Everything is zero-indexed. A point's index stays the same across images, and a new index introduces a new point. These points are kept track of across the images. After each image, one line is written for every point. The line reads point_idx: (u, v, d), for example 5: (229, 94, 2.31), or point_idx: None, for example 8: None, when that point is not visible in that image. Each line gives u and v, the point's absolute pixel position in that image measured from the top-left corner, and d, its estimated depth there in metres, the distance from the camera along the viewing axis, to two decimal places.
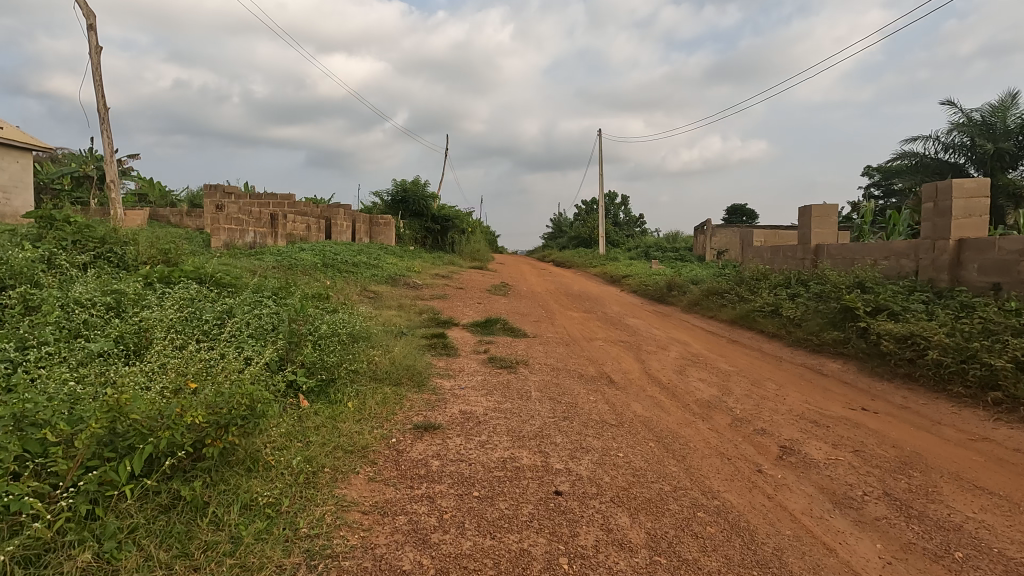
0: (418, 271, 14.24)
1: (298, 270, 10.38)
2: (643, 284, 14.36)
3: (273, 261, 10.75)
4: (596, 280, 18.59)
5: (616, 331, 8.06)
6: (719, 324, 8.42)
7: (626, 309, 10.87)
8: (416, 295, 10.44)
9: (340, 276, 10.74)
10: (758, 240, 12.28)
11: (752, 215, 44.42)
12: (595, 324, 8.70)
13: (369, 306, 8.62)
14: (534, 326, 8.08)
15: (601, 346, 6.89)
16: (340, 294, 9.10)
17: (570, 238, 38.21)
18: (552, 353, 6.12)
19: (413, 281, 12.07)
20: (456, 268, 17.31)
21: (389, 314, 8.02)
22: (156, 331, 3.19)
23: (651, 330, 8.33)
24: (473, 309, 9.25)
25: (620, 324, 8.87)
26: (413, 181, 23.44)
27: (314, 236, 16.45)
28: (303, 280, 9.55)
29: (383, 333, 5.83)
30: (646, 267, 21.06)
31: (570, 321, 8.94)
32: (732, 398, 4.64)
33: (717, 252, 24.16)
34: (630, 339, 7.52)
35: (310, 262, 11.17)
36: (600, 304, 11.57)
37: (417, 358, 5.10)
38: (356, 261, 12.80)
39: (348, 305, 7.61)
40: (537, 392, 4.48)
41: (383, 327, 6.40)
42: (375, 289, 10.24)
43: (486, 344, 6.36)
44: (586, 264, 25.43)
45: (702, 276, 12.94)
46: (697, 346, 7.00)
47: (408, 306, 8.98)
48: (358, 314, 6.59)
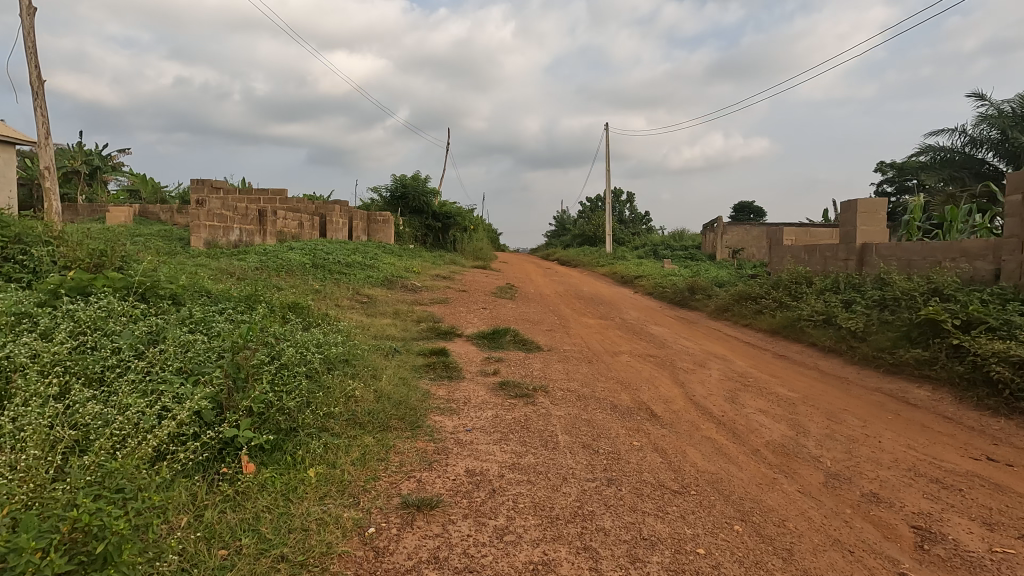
0: (417, 272, 13.24)
1: (283, 271, 9.39)
2: (659, 286, 13.35)
3: (257, 261, 9.76)
4: (606, 281, 17.58)
5: (641, 343, 7.05)
6: (758, 334, 7.40)
7: (646, 315, 9.86)
8: (415, 299, 9.45)
9: (330, 278, 9.75)
10: (789, 239, 11.23)
11: (759, 213, 43.27)
12: (616, 334, 7.68)
13: (362, 313, 7.64)
14: (548, 337, 7.08)
15: (629, 363, 5.88)
16: (329, 300, 8.09)
17: (574, 236, 37.18)
18: (574, 374, 5.12)
19: (411, 283, 11.07)
20: (458, 268, 16.33)
21: (382, 324, 7.02)
22: (24, 376, 2.23)
23: (681, 341, 7.31)
24: (478, 316, 8.26)
25: (645, 333, 7.85)
26: (413, 176, 22.43)
27: (308, 234, 15.47)
28: (288, 284, 8.54)
29: (372, 352, 4.81)
30: (658, 266, 20.03)
31: (587, 329, 7.93)
32: (813, 442, 3.63)
33: (730, 251, 23.12)
34: (659, 353, 6.52)
35: (298, 262, 10.18)
36: (617, 309, 10.56)
37: (410, 387, 4.10)
38: (350, 261, 11.80)
39: (334, 316, 6.61)
40: (565, 435, 3.48)
41: (374, 343, 5.37)
42: (369, 292, 9.25)
43: (494, 362, 5.35)
44: (593, 264, 24.43)
45: (726, 278, 11.91)
46: (741, 363, 5.99)
47: (405, 313, 7.96)
48: (346, 328, 5.58)
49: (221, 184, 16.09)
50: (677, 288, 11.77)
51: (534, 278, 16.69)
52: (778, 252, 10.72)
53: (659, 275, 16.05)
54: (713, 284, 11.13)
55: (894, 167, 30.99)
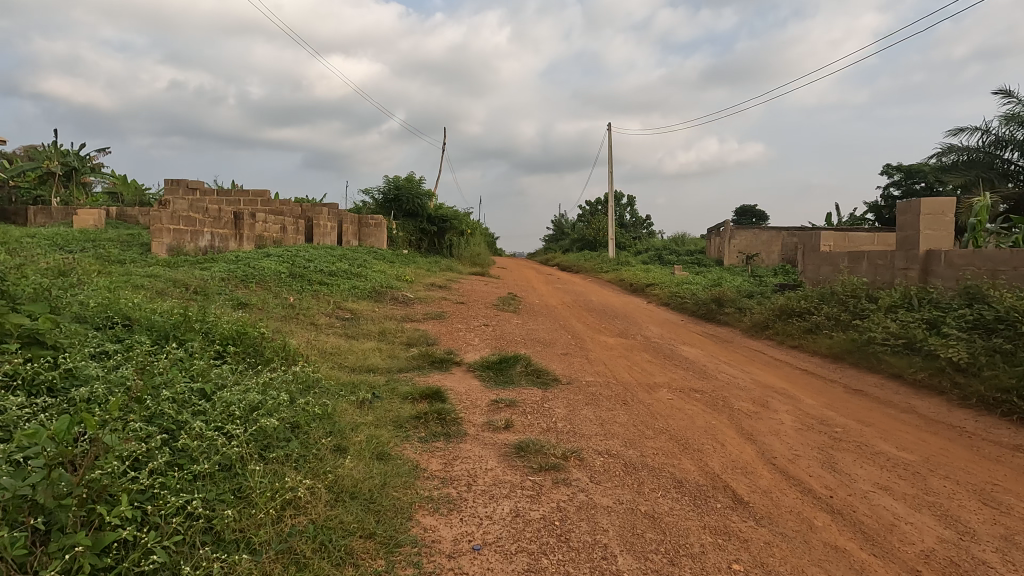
0: (410, 281, 11.97)
1: (253, 282, 8.13)
2: (676, 295, 12.15)
3: (223, 270, 8.50)
4: (614, 289, 16.33)
5: (679, 372, 5.82)
6: (816, 360, 6.17)
7: (670, 332, 8.62)
8: (406, 315, 8.20)
9: (309, 289, 8.50)
10: (825, 245, 10.04)
11: (762, 216, 42.19)
12: (644, 360, 6.44)
13: (341, 335, 6.40)
14: (565, 365, 5.82)
15: (673, 403, 4.66)
16: (303, 319, 6.84)
17: (574, 240, 36.01)
18: (610, 424, 3.90)
19: (402, 294, 9.82)
20: (455, 276, 15.11)
21: (365, 349, 5.76)
22: None
23: (724, 368, 6.08)
24: (480, 337, 7.01)
25: (677, 358, 6.61)
26: (406, 177, 21.18)
27: (291, 239, 14.22)
28: (256, 299, 7.29)
29: (344, 402, 3.55)
30: (667, 273, 18.82)
31: (609, 353, 6.70)
32: (995, 558, 2.43)
33: (740, 257, 21.99)
34: (705, 387, 5.29)
35: (272, 270, 8.92)
36: (635, 324, 9.32)
37: (388, 462, 2.84)
38: (334, 268, 10.54)
39: (301, 343, 5.35)
40: (627, 555, 2.25)
41: (346, 384, 4.10)
42: (353, 307, 7.99)
43: (503, 406, 4.10)
44: (597, 269, 23.27)
45: (754, 288, 10.73)
46: (812, 402, 4.79)
47: (394, 333, 6.73)
48: (315, 365, 4.32)
49: (196, 184, 14.82)
50: (700, 300, 10.53)
51: (537, 286, 15.49)
52: (816, 259, 9.52)
53: (673, 283, 14.83)
54: (742, 295, 9.90)
55: (904, 168, 29.86)
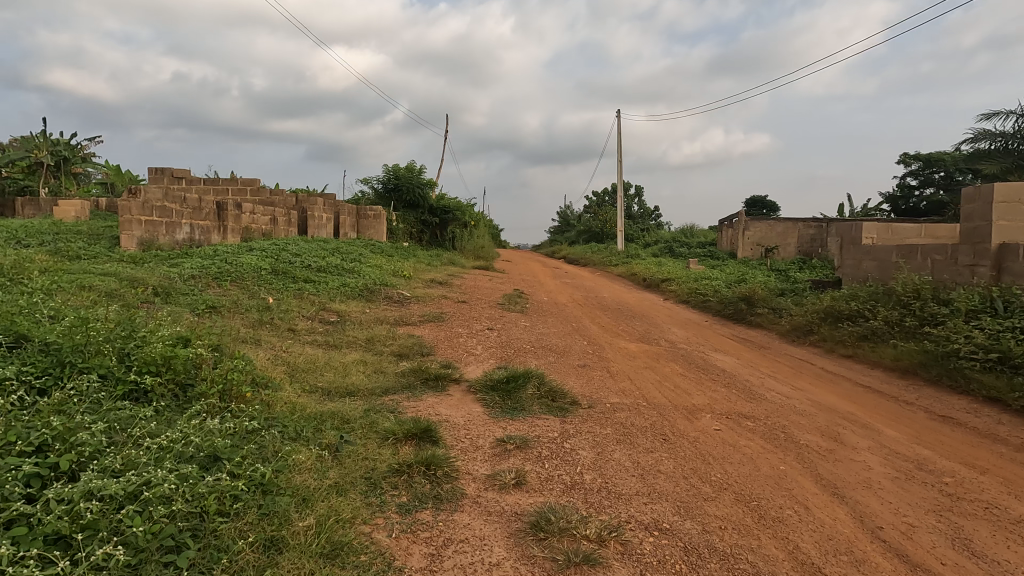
0: (408, 277, 11.04)
1: (228, 280, 7.23)
2: (697, 293, 11.19)
3: (196, 266, 7.59)
4: (625, 284, 15.37)
5: (720, 391, 4.89)
6: (881, 375, 5.22)
7: (697, 337, 7.66)
8: (400, 317, 7.29)
9: (292, 287, 7.59)
10: (868, 237, 9.03)
11: (773, 208, 41.05)
12: (675, 373, 5.51)
13: (320, 344, 5.48)
14: (584, 385, 4.89)
15: (723, 437, 3.73)
16: (280, 324, 5.92)
17: (580, 232, 35.02)
18: (652, 473, 2.98)
19: (398, 292, 8.91)
20: (457, 271, 14.21)
21: (345, 363, 4.84)
22: None
23: (773, 385, 5.14)
24: (484, 345, 6.09)
25: (713, 370, 5.66)
26: (406, 166, 20.22)
27: (281, 231, 13.32)
28: (228, 301, 6.39)
29: (299, 455, 2.66)
30: (681, 267, 17.88)
31: (632, 365, 5.78)
32: None
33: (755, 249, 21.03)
34: (755, 412, 4.35)
35: (253, 266, 8.02)
36: (655, 326, 8.37)
37: (344, 564, 1.94)
38: (323, 263, 9.62)
39: (265, 360, 4.43)
40: None
41: (308, 422, 3.19)
42: (340, 309, 7.08)
43: (513, 449, 3.18)
44: (605, 263, 22.35)
45: (784, 286, 9.76)
46: (896, 435, 3.85)
47: (383, 341, 5.80)
48: (270, 397, 3.41)
49: (182, 173, 13.89)
50: (725, 299, 9.56)
51: (544, 281, 14.58)
52: (857, 254, 8.54)
53: (690, 278, 13.85)
54: (773, 294, 8.93)
55: (923, 157, 28.79)
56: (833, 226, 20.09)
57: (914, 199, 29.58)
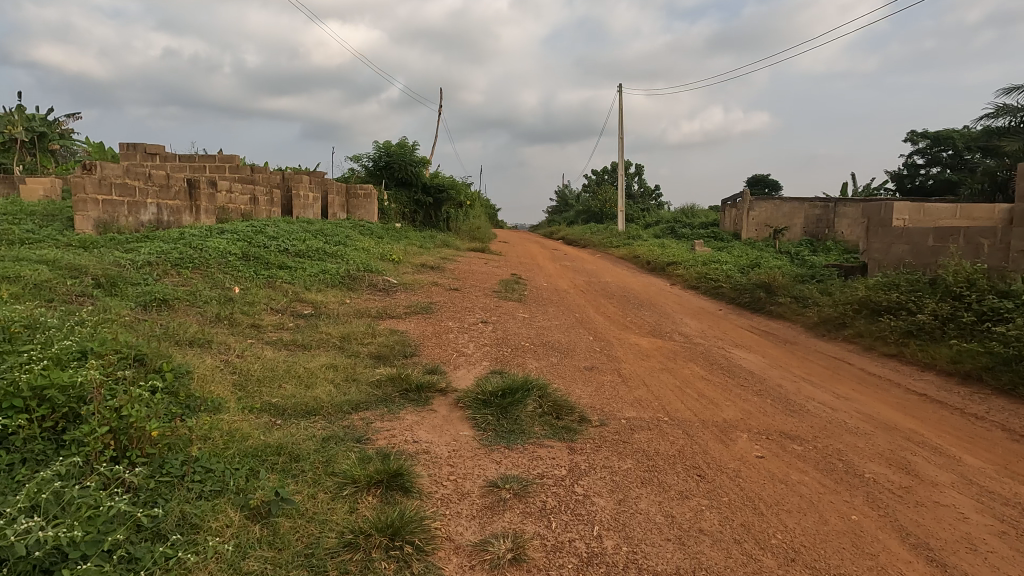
0: (397, 261, 10.24)
1: (189, 267, 6.45)
2: (707, 278, 10.45)
3: (155, 250, 6.79)
4: (628, 267, 14.60)
5: (753, 400, 4.17)
6: (936, 381, 4.51)
7: (713, 330, 6.93)
8: (384, 308, 6.54)
9: (263, 274, 6.81)
10: (900, 218, 8.25)
11: (776, 185, 40.18)
12: (697, 377, 4.78)
13: (285, 344, 4.73)
14: (593, 394, 4.16)
15: (770, 469, 3.01)
16: (242, 319, 5.16)
17: (579, 212, 34.12)
18: (691, 535, 2.27)
19: (384, 279, 8.14)
20: (451, 254, 13.45)
21: (310, 369, 4.09)
22: None
23: (812, 392, 4.41)
24: (476, 343, 5.37)
25: (740, 373, 4.94)
26: (397, 143, 19.25)
27: (262, 211, 12.47)
28: (185, 292, 5.62)
29: (210, 527, 1.93)
30: (686, 249, 17.13)
31: (646, 366, 5.05)
32: None
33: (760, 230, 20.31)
34: (800, 430, 3.63)
35: (220, 251, 7.22)
36: (666, 317, 7.63)
37: None
38: (302, 247, 8.82)
39: (209, 369, 3.68)
40: None
41: (240, 463, 2.46)
42: (316, 300, 6.32)
43: (509, 500, 2.45)
44: (606, 244, 21.59)
45: (804, 271, 9.02)
46: (981, 465, 3.14)
47: (360, 340, 5.05)
48: (195, 428, 2.68)
49: (155, 149, 12.97)
50: (740, 285, 8.81)
51: (542, 264, 13.85)
52: (887, 237, 7.78)
53: (696, 262, 13.08)
54: (794, 281, 8.18)
55: (931, 135, 27.86)
56: (841, 205, 19.29)
57: (920, 178, 28.74)
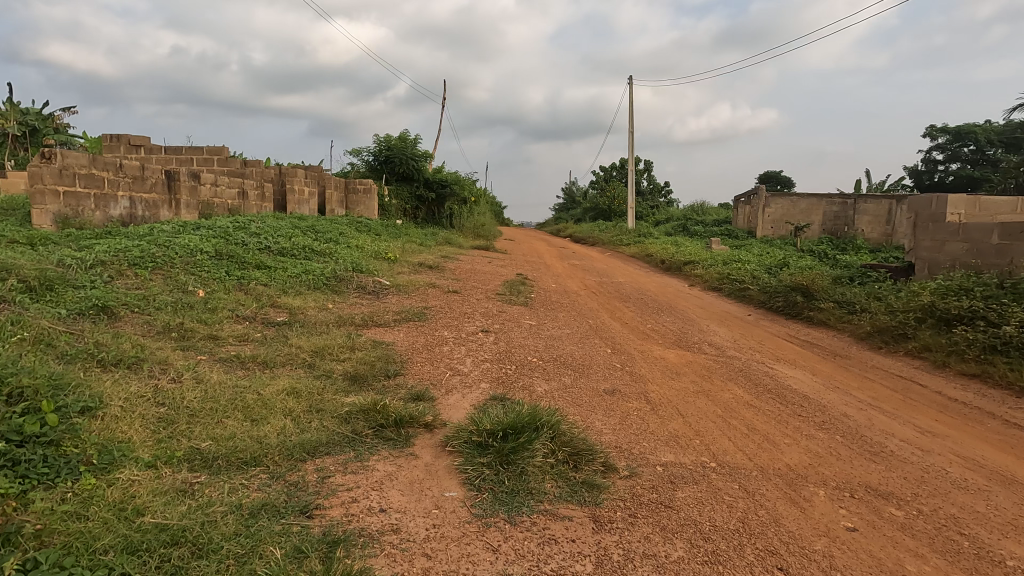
0: (391, 260, 9.42)
1: (149, 267, 5.66)
2: (730, 280, 9.59)
3: (113, 248, 6.01)
4: (640, 267, 13.70)
5: (819, 438, 3.32)
6: None
7: (747, 340, 6.07)
8: (371, 314, 5.72)
9: (235, 276, 6.02)
10: (954, 213, 7.35)
11: (788, 183, 39.19)
12: (742, 404, 3.93)
13: (241, 361, 3.92)
14: (618, 429, 3.33)
15: (873, 557, 2.16)
16: (196, 328, 4.37)
17: (587, 208, 33.18)
18: None
19: (375, 280, 7.34)
20: (453, 252, 12.66)
21: (263, 397, 3.29)
22: None
23: (888, 426, 3.56)
24: (474, 358, 4.55)
25: (792, 397, 4.08)
26: (398, 136, 18.42)
27: (251, 207, 11.70)
28: (136, 297, 4.83)
29: None
30: (700, 247, 16.27)
31: (678, 388, 4.20)
32: None
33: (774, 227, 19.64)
34: (892, 485, 2.78)
35: (189, 248, 6.44)
36: (691, 324, 6.77)
37: None
38: (287, 244, 8.03)
39: (127, 401, 2.88)
40: None
41: (105, 568, 1.66)
42: (292, 305, 5.51)
43: None
44: (615, 242, 20.75)
45: (841, 273, 8.14)
46: None
47: (336, 356, 4.25)
48: (58, 509, 1.88)
49: (139, 140, 12.23)
50: (770, 288, 7.95)
51: (550, 264, 13.04)
52: (939, 234, 6.90)
53: (715, 261, 12.18)
54: (833, 283, 7.30)
55: (952, 129, 26.75)
56: (861, 201, 18.33)
57: (940, 174, 27.65)
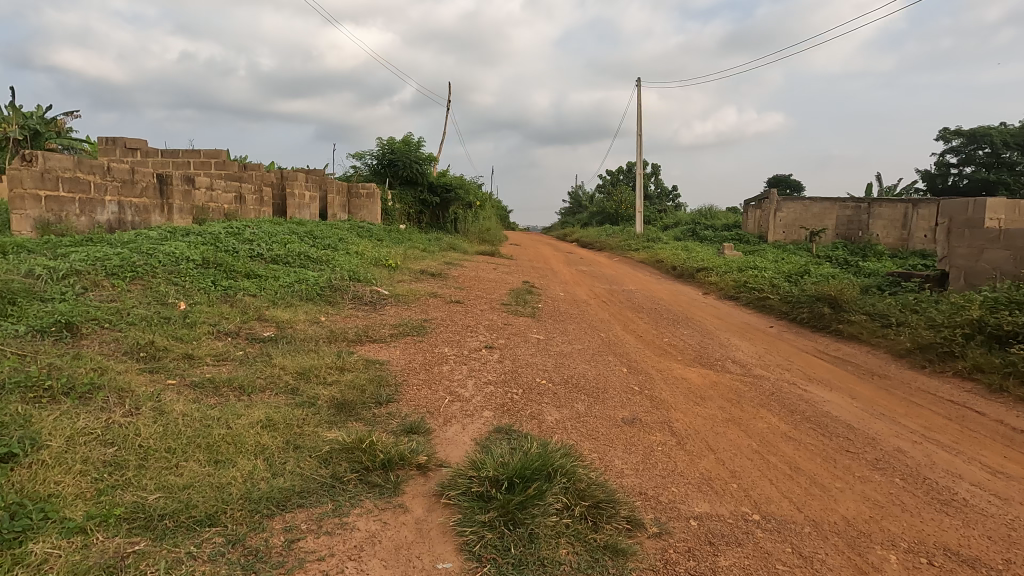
0: (392, 267, 9.00)
1: (128, 277, 5.26)
2: (748, 288, 9.11)
3: (92, 256, 5.61)
4: (651, 273, 13.22)
5: (876, 483, 2.86)
6: None
7: (773, 356, 5.60)
8: (366, 328, 5.30)
9: (221, 286, 5.61)
10: (993, 218, 6.85)
11: (797, 187, 38.56)
12: (780, 435, 3.47)
13: (216, 384, 3.51)
14: (642, 469, 2.88)
15: None
16: (170, 347, 3.95)
17: (594, 212, 32.71)
18: None
19: (373, 289, 6.92)
20: (457, 259, 12.23)
21: (233, 431, 2.87)
22: None
23: (951, 465, 3.10)
24: (477, 380, 4.11)
25: (835, 426, 3.61)
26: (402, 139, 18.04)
27: (248, 212, 11.33)
28: (109, 311, 4.43)
29: None
30: (711, 253, 15.78)
31: (705, 416, 3.74)
32: None
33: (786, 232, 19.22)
34: (976, 548, 2.32)
35: (174, 256, 6.04)
36: (710, 337, 6.31)
37: None
38: (281, 251, 7.63)
39: (68, 442, 2.46)
40: None
41: None
42: (281, 319, 5.10)
43: None
44: (623, 247, 20.28)
45: (868, 282, 7.66)
46: None
47: (323, 378, 3.82)
48: None
49: (136, 143, 11.91)
50: (793, 298, 7.48)
51: (557, 270, 12.60)
52: (977, 240, 6.41)
53: (729, 268, 11.68)
54: (862, 294, 6.83)
55: (966, 132, 26.08)
56: (875, 205, 17.76)
57: (954, 177, 26.97)
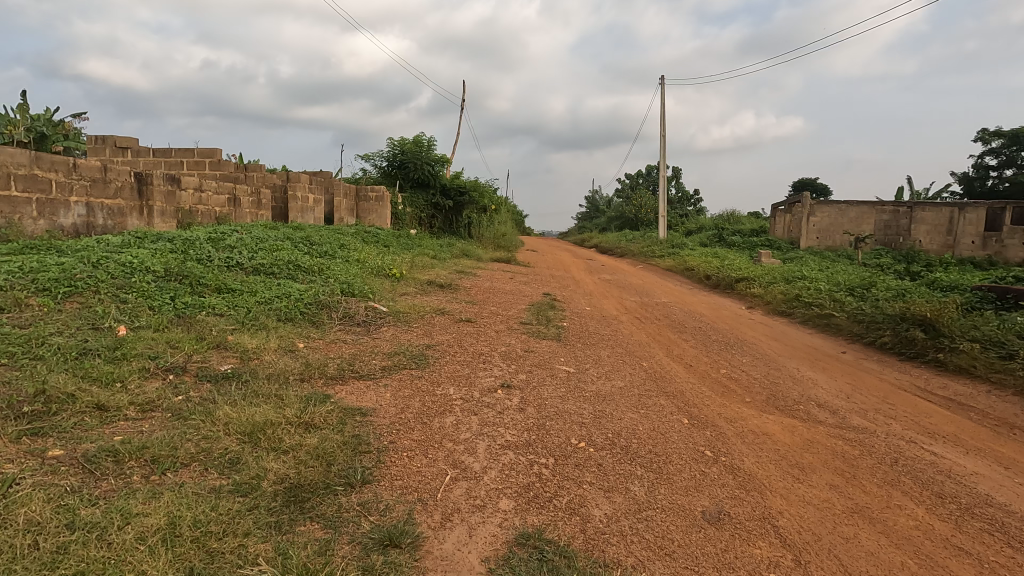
0: (396, 278, 7.97)
1: (61, 293, 4.27)
2: (804, 302, 7.89)
3: (25, 266, 4.63)
4: (683, 283, 12.06)
5: None
6: None
7: (866, 395, 4.43)
8: (353, 357, 4.24)
9: (180, 305, 4.60)
10: None
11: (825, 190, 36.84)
12: (943, 546, 2.32)
13: (119, 455, 2.47)
14: None
15: None
16: (77, 394, 2.93)
17: (613, 217, 31.51)
18: None
19: (369, 305, 5.86)
20: (469, 267, 11.20)
21: (105, 556, 1.82)
22: None
23: None
24: (490, 441, 3.01)
25: (1017, 529, 2.46)
26: (413, 140, 17.14)
27: (243, 215, 10.40)
28: (16, 339, 3.43)
29: None
30: (746, 260, 14.53)
31: (819, 504, 2.61)
32: None
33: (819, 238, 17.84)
34: None
35: (130, 266, 5.05)
36: (778, 368, 5.15)
37: None
38: (267, 259, 6.63)
39: None
40: None
41: None
42: (246, 348, 4.07)
43: None
44: (646, 253, 19.09)
45: (957, 298, 6.42)
46: None
47: (277, 442, 2.76)
48: None
49: (125, 141, 11.08)
50: (867, 317, 6.28)
51: (580, 279, 11.51)
52: None
53: (773, 278, 10.41)
54: (959, 314, 5.61)
55: (1008, 132, 24.30)
56: (918, 208, 16.29)
57: (994, 180, 25.27)
